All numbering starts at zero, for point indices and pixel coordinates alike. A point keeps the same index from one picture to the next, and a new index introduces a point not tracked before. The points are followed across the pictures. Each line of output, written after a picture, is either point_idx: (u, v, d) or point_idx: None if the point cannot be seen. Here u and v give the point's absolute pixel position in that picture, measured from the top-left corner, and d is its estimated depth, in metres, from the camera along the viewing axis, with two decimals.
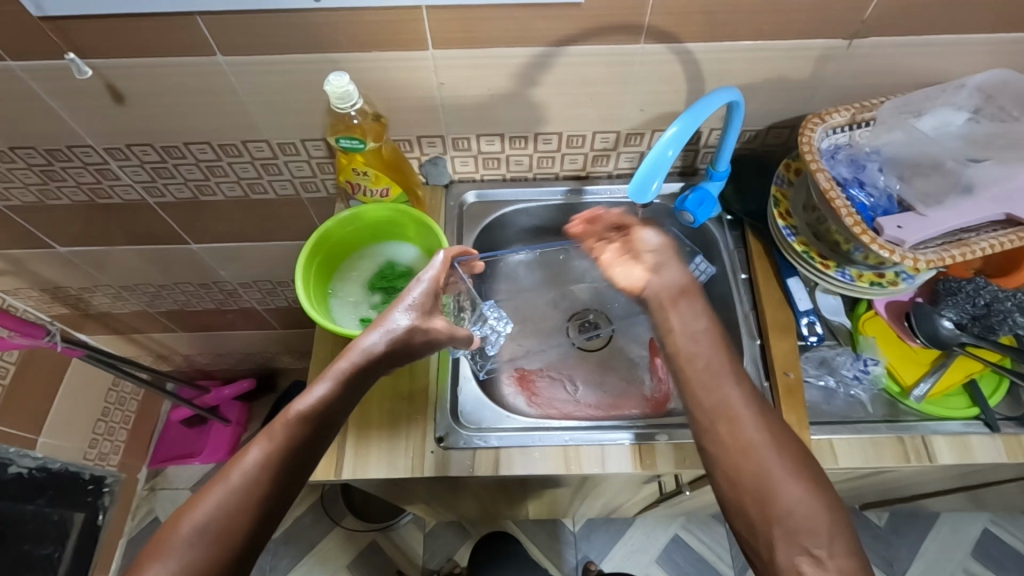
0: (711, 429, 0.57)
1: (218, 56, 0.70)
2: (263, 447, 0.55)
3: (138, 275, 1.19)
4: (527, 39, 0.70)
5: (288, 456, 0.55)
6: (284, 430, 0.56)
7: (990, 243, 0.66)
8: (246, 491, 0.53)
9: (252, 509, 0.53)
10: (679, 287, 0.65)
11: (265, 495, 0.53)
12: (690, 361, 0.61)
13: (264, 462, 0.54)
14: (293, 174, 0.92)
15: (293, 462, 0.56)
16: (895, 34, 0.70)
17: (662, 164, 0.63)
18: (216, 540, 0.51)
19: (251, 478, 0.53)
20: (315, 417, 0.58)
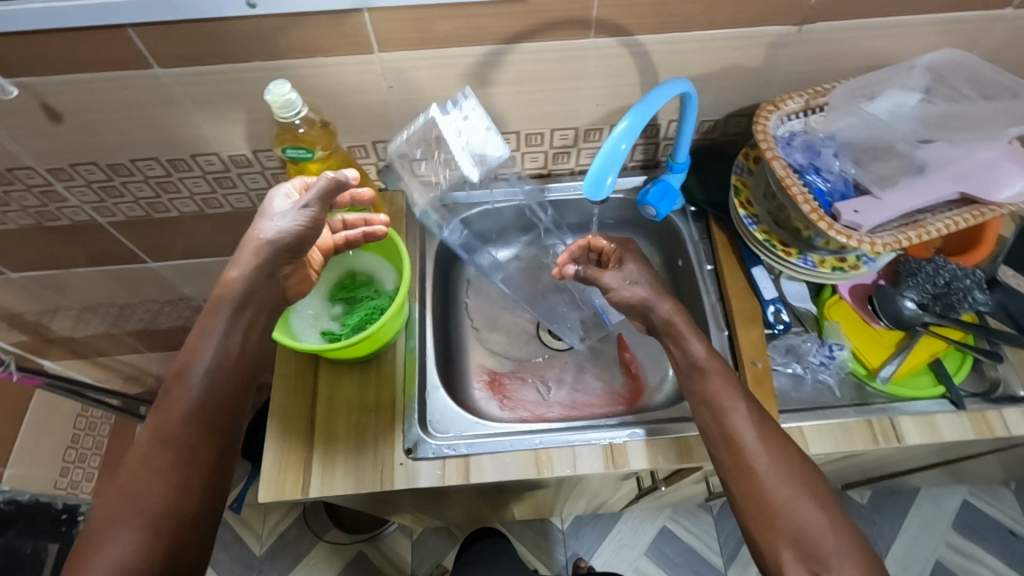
0: (718, 456, 0.62)
1: (155, 68, 0.68)
2: (153, 424, 0.58)
3: (99, 297, 1.15)
4: (475, 37, 0.68)
5: (187, 418, 0.58)
6: (177, 399, 0.59)
7: (945, 223, 0.66)
8: (153, 470, 0.56)
9: (166, 479, 0.56)
10: (680, 321, 0.69)
11: (166, 461, 0.56)
12: (694, 384, 0.65)
13: (158, 440, 0.57)
14: (249, 186, 0.90)
15: (196, 425, 0.58)
16: (842, 18, 0.70)
17: (617, 159, 0.61)
18: (137, 517, 0.54)
19: (147, 455, 0.56)
20: (210, 372, 0.60)
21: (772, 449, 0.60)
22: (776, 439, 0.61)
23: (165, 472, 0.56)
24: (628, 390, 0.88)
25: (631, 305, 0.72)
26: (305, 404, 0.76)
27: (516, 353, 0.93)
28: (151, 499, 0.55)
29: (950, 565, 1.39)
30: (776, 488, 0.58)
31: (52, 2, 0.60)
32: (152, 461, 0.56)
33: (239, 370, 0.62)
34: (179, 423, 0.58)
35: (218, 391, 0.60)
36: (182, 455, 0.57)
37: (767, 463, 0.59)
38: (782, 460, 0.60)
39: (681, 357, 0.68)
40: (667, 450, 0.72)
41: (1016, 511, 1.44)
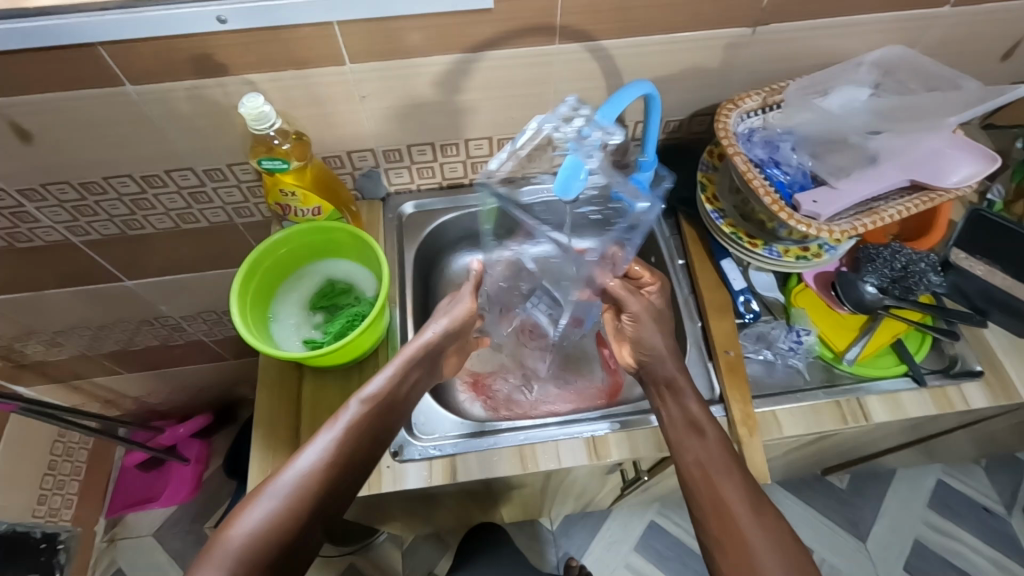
0: (704, 514, 0.64)
1: (127, 85, 0.68)
2: (334, 430, 0.63)
3: (74, 318, 1.14)
4: (443, 47, 0.70)
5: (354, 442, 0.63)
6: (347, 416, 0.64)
7: (898, 209, 0.70)
8: (318, 475, 0.60)
9: (322, 487, 0.60)
10: (683, 380, 0.71)
11: (331, 471, 0.61)
12: (685, 442, 0.68)
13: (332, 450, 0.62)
14: (225, 201, 0.90)
15: (354, 452, 0.63)
16: (793, 19, 0.74)
17: (584, 159, 0.64)
18: (292, 506, 0.58)
19: (328, 457, 0.61)
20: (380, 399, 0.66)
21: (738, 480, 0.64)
22: (771, 515, 0.62)
23: (323, 482, 0.60)
24: (609, 385, 0.91)
25: (648, 349, 0.74)
26: (291, 413, 0.77)
27: (497, 354, 0.95)
28: (303, 500, 0.59)
29: (928, 543, 1.44)
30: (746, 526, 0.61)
31: (19, 22, 0.61)
32: (325, 465, 0.61)
33: (399, 405, 0.68)
34: (345, 442, 0.63)
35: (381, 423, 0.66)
36: (343, 473, 0.62)
37: (745, 511, 0.62)
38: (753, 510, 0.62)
39: (673, 413, 0.71)
40: (646, 440, 0.74)
41: (988, 488, 1.49)
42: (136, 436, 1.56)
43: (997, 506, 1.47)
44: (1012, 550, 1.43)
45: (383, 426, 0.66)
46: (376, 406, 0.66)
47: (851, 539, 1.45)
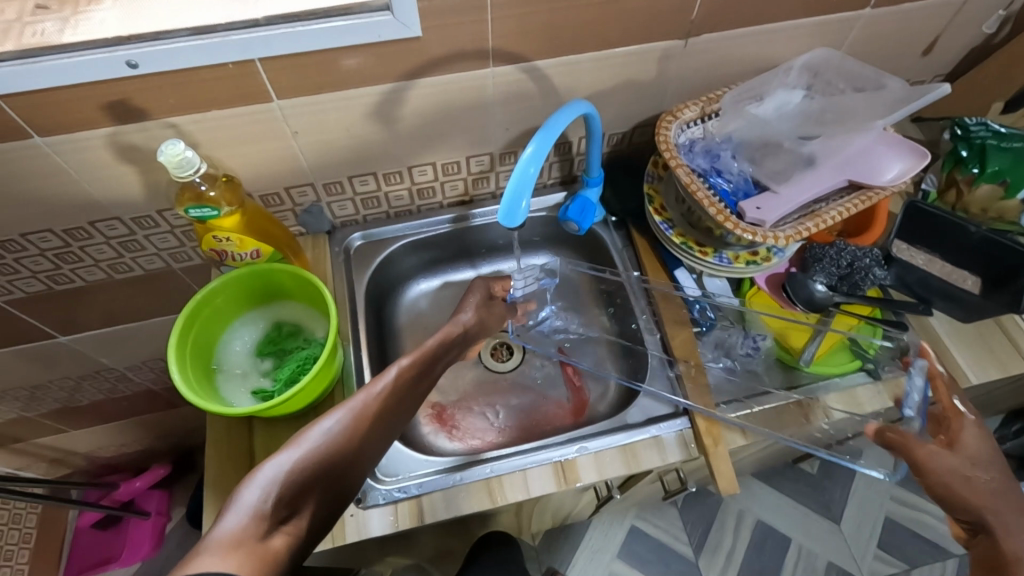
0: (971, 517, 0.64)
1: (34, 138, 0.64)
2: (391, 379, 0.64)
3: (6, 381, 1.06)
4: (373, 77, 0.68)
5: (401, 394, 0.64)
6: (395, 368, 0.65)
7: (838, 211, 0.71)
8: (367, 415, 0.60)
9: (366, 428, 0.59)
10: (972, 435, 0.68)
11: (382, 418, 0.61)
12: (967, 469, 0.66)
13: (383, 398, 0.62)
14: (159, 247, 0.86)
15: (399, 403, 0.63)
16: (722, 29, 0.74)
17: (527, 182, 0.62)
18: (345, 443, 0.57)
19: (382, 401, 0.61)
20: (424, 357, 0.69)
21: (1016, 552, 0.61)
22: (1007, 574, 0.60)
23: (368, 416, 0.60)
24: (573, 403, 0.90)
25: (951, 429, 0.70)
26: (242, 468, 0.73)
27: (459, 381, 0.92)
28: (348, 435, 0.57)
29: (897, 518, 1.48)
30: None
31: None
32: (372, 406, 0.60)
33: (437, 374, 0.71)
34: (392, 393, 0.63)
35: (422, 383, 0.67)
36: (389, 421, 0.61)
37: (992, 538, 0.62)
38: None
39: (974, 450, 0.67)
40: (612, 460, 0.73)
41: None
42: (89, 495, 1.48)
43: None
44: None
45: (424, 388, 0.68)
46: (418, 361, 0.68)
47: (824, 521, 1.48)
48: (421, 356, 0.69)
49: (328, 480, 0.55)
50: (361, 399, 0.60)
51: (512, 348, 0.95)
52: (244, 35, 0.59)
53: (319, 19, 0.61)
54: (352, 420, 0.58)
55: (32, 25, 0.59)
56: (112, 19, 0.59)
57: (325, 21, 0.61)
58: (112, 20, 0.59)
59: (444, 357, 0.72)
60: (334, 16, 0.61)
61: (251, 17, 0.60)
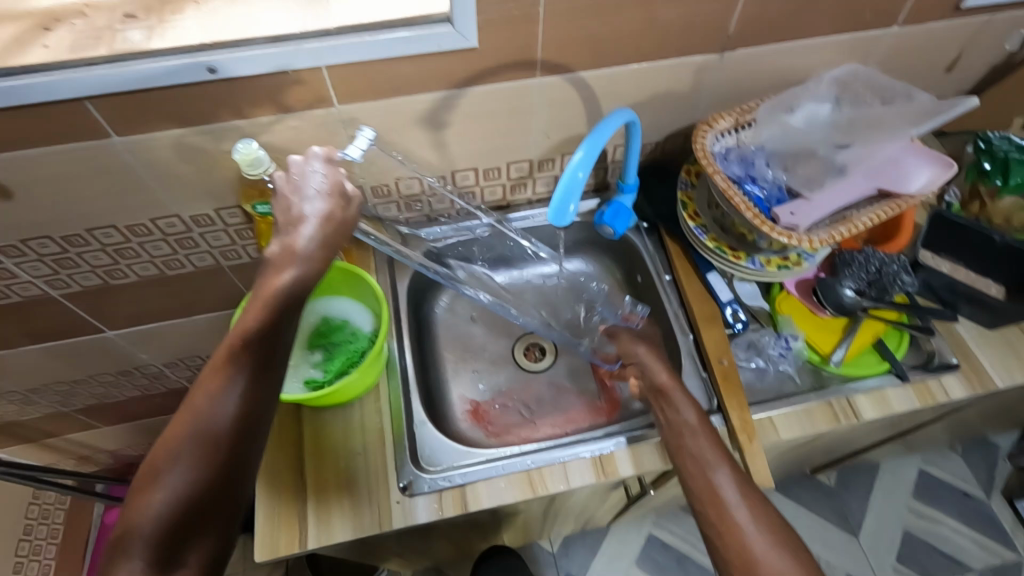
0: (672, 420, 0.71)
1: (113, 137, 0.68)
2: (221, 383, 0.55)
3: (49, 375, 1.10)
4: (427, 85, 0.72)
5: (231, 401, 0.55)
6: (204, 384, 0.55)
7: (869, 217, 0.74)
8: (206, 442, 0.53)
9: (220, 448, 0.53)
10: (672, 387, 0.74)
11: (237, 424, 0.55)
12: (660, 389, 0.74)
13: (200, 426, 0.53)
14: (211, 244, 0.90)
15: (238, 407, 0.55)
16: (757, 44, 0.78)
17: (575, 186, 0.66)
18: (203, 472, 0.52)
19: (220, 410, 0.54)
20: (242, 340, 0.57)
21: (755, 515, 0.62)
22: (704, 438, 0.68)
23: (215, 439, 0.53)
24: (605, 402, 0.92)
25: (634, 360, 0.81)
26: (294, 455, 0.75)
27: (494, 381, 0.95)
28: (204, 467, 0.53)
29: (915, 532, 1.48)
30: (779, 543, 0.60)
31: (6, 81, 0.60)
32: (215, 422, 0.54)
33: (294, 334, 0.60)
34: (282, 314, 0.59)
35: (256, 364, 0.57)
36: (229, 435, 0.54)
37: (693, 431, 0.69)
38: (781, 547, 0.60)
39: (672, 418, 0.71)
40: (650, 455, 0.76)
41: (965, 473, 1.55)
42: (115, 492, 1.50)
43: (976, 490, 1.53)
44: (994, 531, 1.48)
45: (260, 369, 0.57)
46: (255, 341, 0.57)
47: (842, 533, 1.49)
48: (240, 338, 0.57)
49: (202, 521, 0.52)
50: (166, 440, 0.53)
51: (545, 348, 0.98)
52: (316, 43, 0.63)
53: (384, 30, 0.65)
54: (185, 467, 0.52)
55: (119, 33, 0.63)
56: (194, 27, 0.64)
57: (390, 32, 0.65)
58: (194, 28, 0.64)
59: (264, 334, 0.57)
60: (399, 26, 0.65)
61: (322, 27, 0.64)
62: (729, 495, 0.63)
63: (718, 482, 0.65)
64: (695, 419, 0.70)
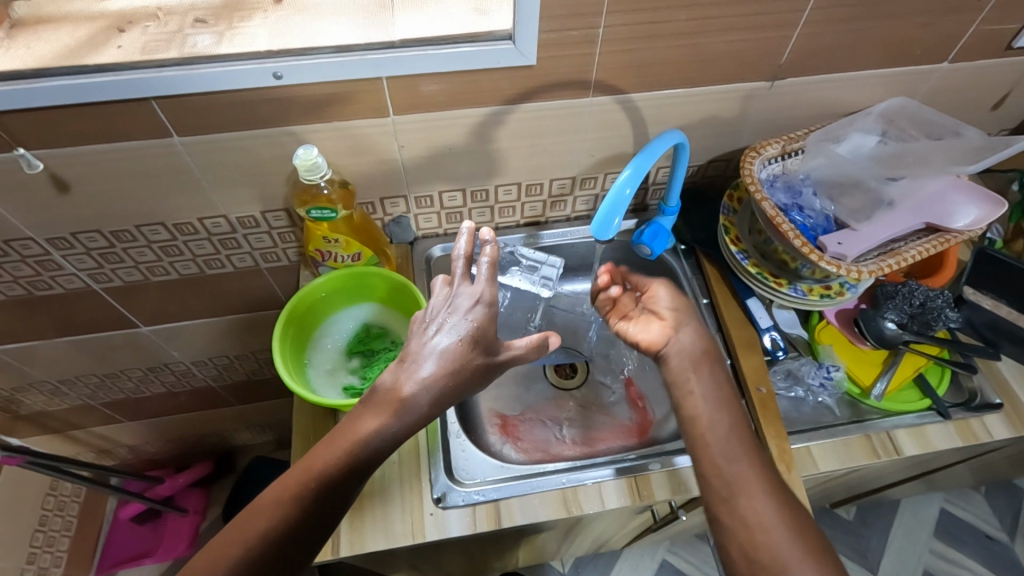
0: (699, 433, 0.64)
1: (173, 137, 0.70)
2: (306, 478, 0.57)
3: (81, 367, 1.11)
4: (480, 100, 0.73)
5: (308, 496, 0.57)
6: (291, 478, 0.58)
7: (918, 250, 0.74)
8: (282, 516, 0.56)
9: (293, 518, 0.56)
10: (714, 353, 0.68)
11: (315, 504, 0.57)
12: (710, 430, 0.63)
13: (269, 524, 0.56)
14: (253, 246, 0.91)
15: (317, 507, 0.57)
16: (809, 74, 0.79)
17: (621, 202, 0.67)
18: (267, 537, 0.55)
19: (302, 490, 0.57)
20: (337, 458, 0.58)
21: (789, 523, 0.58)
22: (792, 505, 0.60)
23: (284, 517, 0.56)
24: (637, 423, 0.92)
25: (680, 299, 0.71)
26: None
27: (524, 395, 0.95)
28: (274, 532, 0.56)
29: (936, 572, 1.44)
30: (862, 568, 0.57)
31: (80, 78, 0.61)
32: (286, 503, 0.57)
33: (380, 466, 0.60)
34: (420, 387, 0.59)
35: (343, 487, 0.58)
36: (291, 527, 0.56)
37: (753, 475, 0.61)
38: (815, 556, 0.56)
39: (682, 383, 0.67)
40: (687, 480, 0.75)
41: (987, 514, 1.52)
42: (130, 485, 1.50)
43: (999, 533, 1.50)
44: None
45: (344, 495, 0.58)
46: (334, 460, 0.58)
47: (861, 571, 1.45)
48: (331, 454, 0.58)
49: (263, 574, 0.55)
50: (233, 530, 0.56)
51: (576, 368, 0.99)
52: (380, 55, 0.64)
53: (446, 44, 0.66)
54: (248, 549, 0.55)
55: (190, 36, 0.65)
56: (261, 34, 0.65)
57: (454, 46, 0.66)
58: (263, 34, 0.65)
59: (366, 455, 0.58)
60: (460, 42, 0.66)
61: (387, 39, 0.65)
62: (738, 475, 0.61)
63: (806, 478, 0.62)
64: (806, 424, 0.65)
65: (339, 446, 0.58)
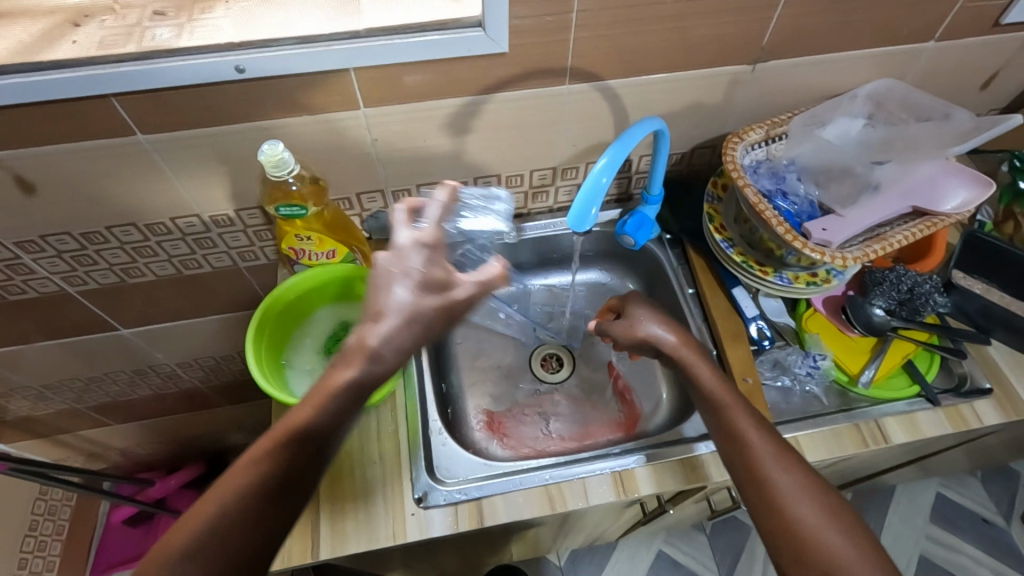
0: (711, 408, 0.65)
1: (137, 135, 0.68)
2: (256, 464, 0.53)
3: (63, 371, 1.09)
4: (453, 90, 0.71)
5: (264, 480, 0.52)
6: (238, 470, 0.53)
7: (904, 235, 0.72)
8: (242, 500, 0.51)
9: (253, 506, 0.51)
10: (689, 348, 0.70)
11: (267, 487, 0.52)
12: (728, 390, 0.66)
13: (221, 512, 0.50)
14: (229, 245, 0.89)
15: (273, 489, 0.53)
16: (791, 56, 0.77)
17: (598, 191, 0.65)
18: (225, 530, 0.50)
19: (252, 479, 0.52)
20: (288, 438, 0.55)
21: (787, 465, 0.58)
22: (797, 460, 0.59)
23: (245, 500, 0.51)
24: (624, 417, 0.91)
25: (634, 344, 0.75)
26: None
27: (511, 392, 0.93)
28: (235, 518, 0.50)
29: (932, 558, 1.44)
30: (826, 537, 0.53)
31: (35, 76, 0.59)
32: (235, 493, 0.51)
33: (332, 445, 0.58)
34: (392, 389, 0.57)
35: (300, 466, 0.55)
36: (250, 515, 0.51)
37: (757, 437, 0.61)
38: (795, 507, 0.55)
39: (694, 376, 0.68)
40: (672, 474, 0.74)
41: (984, 498, 1.51)
42: (122, 489, 1.49)
43: (995, 517, 1.49)
44: (1014, 561, 1.44)
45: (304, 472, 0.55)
46: (279, 444, 0.55)
47: None
48: (284, 436, 0.55)
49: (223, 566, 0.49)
50: (181, 526, 0.50)
51: (562, 360, 0.97)
52: (346, 45, 0.62)
53: (415, 33, 0.64)
54: (203, 543, 0.48)
55: (149, 30, 0.63)
56: (222, 27, 0.63)
57: (422, 35, 0.64)
58: (224, 27, 0.63)
59: (317, 429, 0.56)
60: (429, 30, 0.64)
61: (353, 29, 0.63)
62: (752, 435, 0.61)
63: (751, 445, 0.60)
64: (742, 410, 0.64)
65: (278, 431, 0.55)
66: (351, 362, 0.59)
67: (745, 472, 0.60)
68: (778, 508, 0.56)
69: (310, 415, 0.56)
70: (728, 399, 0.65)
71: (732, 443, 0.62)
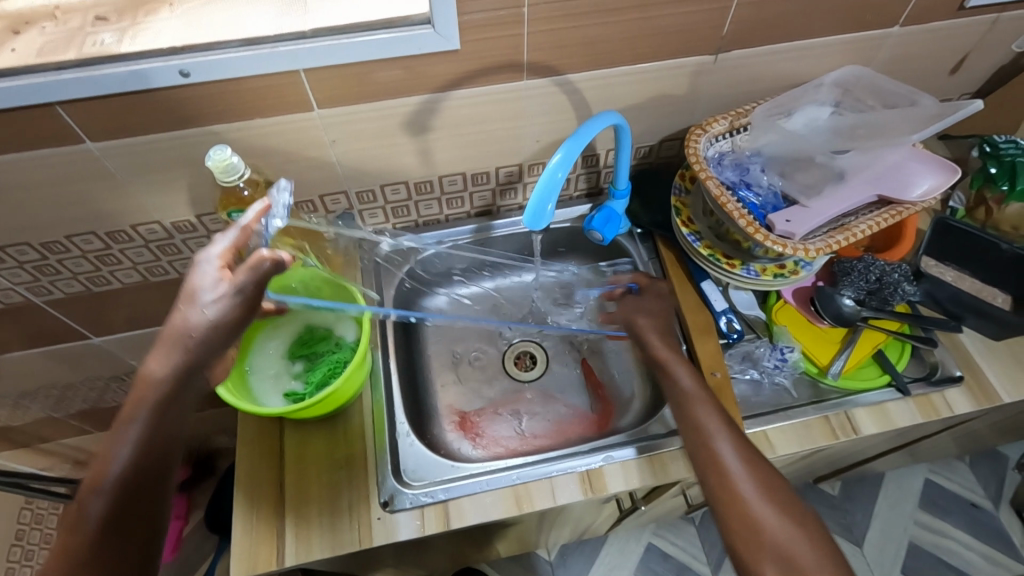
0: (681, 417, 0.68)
1: (87, 142, 0.67)
2: (76, 516, 0.53)
3: (37, 381, 1.09)
4: (409, 88, 0.70)
5: (86, 532, 0.52)
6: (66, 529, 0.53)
7: (868, 224, 0.72)
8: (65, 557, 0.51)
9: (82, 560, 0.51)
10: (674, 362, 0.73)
11: (97, 533, 0.52)
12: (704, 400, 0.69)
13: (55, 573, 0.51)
14: (195, 251, 0.88)
15: (98, 537, 0.52)
16: (754, 45, 0.75)
17: (554, 186, 0.63)
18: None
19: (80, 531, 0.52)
20: (99, 485, 0.53)
21: (750, 470, 0.63)
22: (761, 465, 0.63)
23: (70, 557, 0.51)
24: (597, 413, 0.90)
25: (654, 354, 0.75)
26: (274, 467, 0.74)
27: (485, 391, 0.93)
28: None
29: (922, 544, 1.44)
30: (785, 540, 0.58)
31: None
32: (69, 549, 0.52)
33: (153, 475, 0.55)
34: None
35: (116, 505, 0.53)
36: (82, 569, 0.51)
37: (724, 445, 0.65)
38: (759, 511, 0.60)
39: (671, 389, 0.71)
40: (640, 471, 0.73)
41: (973, 483, 1.51)
42: None
43: (984, 502, 1.49)
44: (1004, 545, 1.44)
45: (121, 511, 0.53)
46: (93, 492, 0.54)
47: (847, 544, 1.45)
48: (92, 486, 0.54)
49: None
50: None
51: (536, 358, 0.96)
52: (293, 46, 0.61)
53: (364, 32, 0.63)
54: None
55: (92, 36, 0.62)
56: (166, 30, 0.62)
57: (371, 34, 0.63)
58: (168, 30, 0.62)
59: (116, 469, 0.54)
60: (379, 28, 0.63)
61: (299, 29, 0.62)
62: (719, 444, 0.65)
63: (722, 453, 0.64)
64: (712, 415, 0.67)
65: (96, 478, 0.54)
66: (134, 392, 0.57)
67: (709, 470, 0.64)
68: (739, 516, 0.60)
69: (104, 460, 0.54)
70: (700, 407, 0.68)
71: (701, 453, 0.65)
